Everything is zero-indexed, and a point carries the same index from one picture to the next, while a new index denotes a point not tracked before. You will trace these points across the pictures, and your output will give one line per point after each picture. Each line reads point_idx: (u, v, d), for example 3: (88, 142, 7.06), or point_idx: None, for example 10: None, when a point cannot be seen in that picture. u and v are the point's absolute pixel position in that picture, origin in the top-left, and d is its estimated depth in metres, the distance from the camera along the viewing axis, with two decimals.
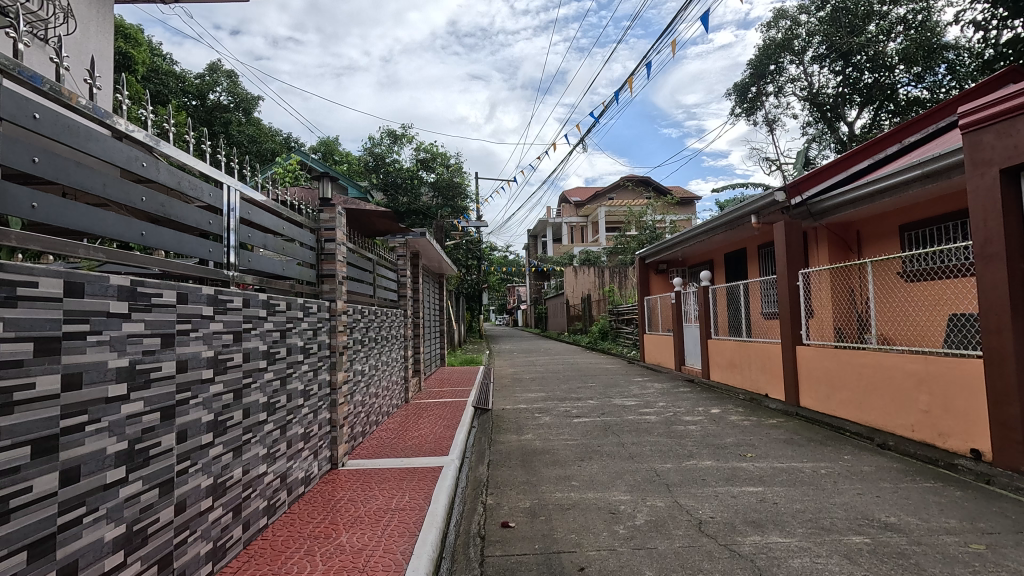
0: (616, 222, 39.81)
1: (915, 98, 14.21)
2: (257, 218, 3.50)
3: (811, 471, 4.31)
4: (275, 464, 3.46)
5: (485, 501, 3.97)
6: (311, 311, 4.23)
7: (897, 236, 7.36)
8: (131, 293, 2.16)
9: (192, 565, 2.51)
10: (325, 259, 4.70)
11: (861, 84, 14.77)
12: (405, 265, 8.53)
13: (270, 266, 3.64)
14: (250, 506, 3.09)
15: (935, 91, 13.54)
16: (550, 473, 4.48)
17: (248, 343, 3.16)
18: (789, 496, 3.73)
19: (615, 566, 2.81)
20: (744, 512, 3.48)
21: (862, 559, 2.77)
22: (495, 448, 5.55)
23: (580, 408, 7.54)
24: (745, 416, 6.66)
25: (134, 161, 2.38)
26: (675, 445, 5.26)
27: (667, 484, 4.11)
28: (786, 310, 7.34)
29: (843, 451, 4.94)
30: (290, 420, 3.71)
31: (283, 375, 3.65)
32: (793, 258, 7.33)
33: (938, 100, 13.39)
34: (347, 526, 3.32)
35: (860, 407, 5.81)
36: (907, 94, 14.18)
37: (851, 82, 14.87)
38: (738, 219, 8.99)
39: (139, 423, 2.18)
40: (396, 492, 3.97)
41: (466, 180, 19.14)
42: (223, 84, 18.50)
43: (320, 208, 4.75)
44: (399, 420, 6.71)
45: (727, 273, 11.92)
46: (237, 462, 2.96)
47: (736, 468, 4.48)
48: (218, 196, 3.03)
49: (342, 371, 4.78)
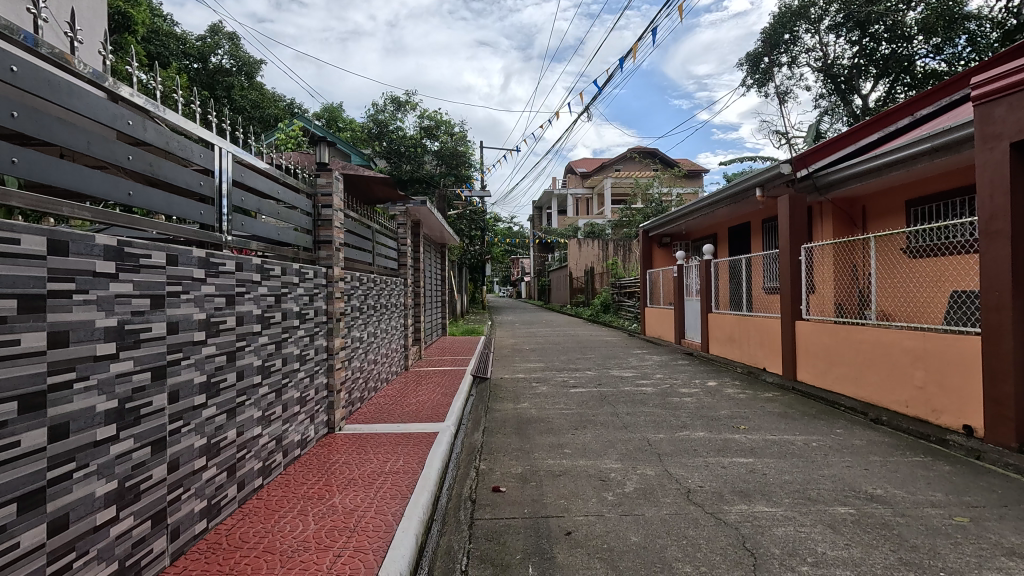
0: (622, 194, 39.51)
1: (933, 70, 13.96)
2: (250, 182, 3.47)
3: (803, 444, 4.33)
4: (271, 426, 3.52)
5: (478, 466, 4.02)
6: (308, 277, 4.23)
7: (901, 213, 7.22)
8: (118, 253, 2.15)
9: (186, 521, 2.57)
10: (322, 225, 4.66)
11: (878, 55, 14.43)
12: (406, 234, 8.48)
13: (266, 232, 3.64)
14: (245, 467, 3.15)
15: (953, 65, 13.28)
16: (544, 441, 4.53)
17: (241, 307, 3.17)
18: (778, 468, 3.77)
19: (601, 531, 2.84)
20: (732, 482, 3.52)
21: (846, 529, 2.81)
22: (491, 416, 5.61)
23: (578, 379, 7.62)
24: (740, 389, 6.69)
25: (121, 120, 2.33)
26: (669, 416, 5.30)
27: (659, 454, 4.15)
28: (787, 284, 7.30)
29: (835, 424, 4.94)
30: (285, 383, 3.75)
31: (278, 339, 3.67)
32: (796, 232, 7.29)
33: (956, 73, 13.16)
34: (340, 488, 3.38)
35: (856, 382, 5.82)
36: (925, 66, 13.94)
37: (867, 54, 14.51)
38: (743, 193, 8.89)
39: (129, 382, 2.20)
40: (390, 456, 4.04)
41: (470, 149, 18.92)
42: (224, 47, 18.32)
43: (317, 172, 4.71)
44: (398, 386, 6.81)
45: (730, 247, 11.83)
46: (231, 424, 3.00)
47: (728, 440, 4.50)
48: (210, 158, 2.98)
49: (339, 337, 4.81)
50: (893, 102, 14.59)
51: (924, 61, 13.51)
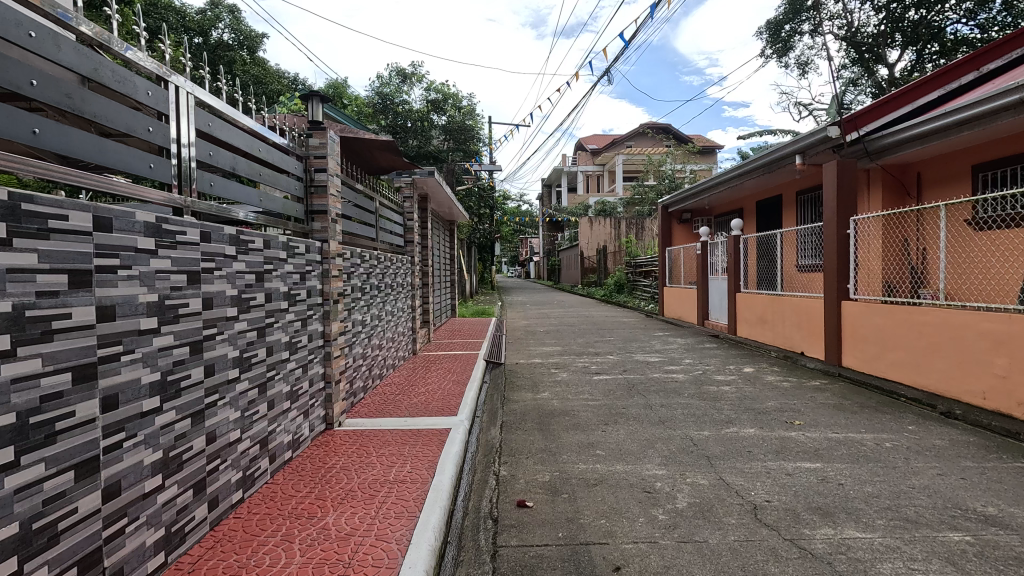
0: (633, 172, 38.52)
1: (964, 37, 13.14)
2: (221, 134, 2.85)
3: (875, 444, 3.71)
4: (252, 429, 2.96)
5: (497, 472, 3.44)
6: (297, 252, 3.61)
7: (966, 179, 6.46)
8: (8, 210, 1.56)
9: (135, 558, 2.03)
10: (316, 192, 4.05)
11: (906, 21, 13.57)
12: (412, 208, 7.83)
13: (244, 197, 3.01)
14: (219, 481, 2.60)
15: (987, 31, 12.41)
16: (571, 440, 3.95)
17: (210, 287, 2.56)
18: (856, 476, 3.17)
19: (658, 566, 2.27)
20: (807, 497, 2.91)
21: (971, 566, 2.21)
22: (508, 407, 5.03)
23: (599, 364, 7.02)
24: (781, 376, 6.06)
25: (18, 28, 1.71)
26: (711, 409, 4.68)
27: (708, 457, 3.55)
28: (832, 261, 6.61)
29: (902, 418, 4.31)
30: (270, 377, 3.17)
31: (261, 326, 3.08)
32: (843, 202, 6.57)
33: (991, 40, 12.36)
34: (336, 503, 2.82)
35: (918, 370, 5.17)
36: (956, 33, 13.11)
37: (894, 20, 13.60)
38: (781, 160, 8.13)
39: (36, 389, 1.63)
40: (396, 461, 3.45)
41: (478, 123, 18.19)
42: (225, 20, 17.62)
43: (308, 131, 4.06)
44: (405, 373, 6.24)
45: (759, 222, 11.05)
46: (197, 431, 2.44)
47: (783, 438, 3.90)
48: (159, 97, 2.35)
49: (336, 322, 4.22)
50: (921, 73, 13.76)
51: (955, 28, 12.70)
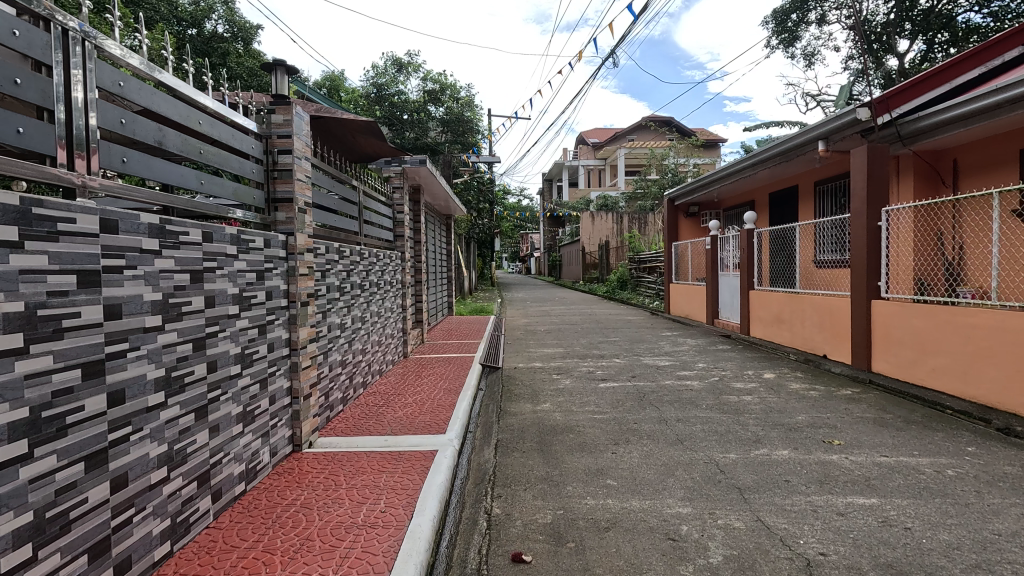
0: (636, 166, 37.87)
1: (976, 26, 12.56)
2: (142, 99, 2.28)
3: (934, 472, 3.15)
4: (186, 463, 2.40)
5: (489, 509, 2.87)
6: (252, 246, 3.04)
7: (1010, 164, 5.89)
8: None
9: None
10: (279, 177, 3.46)
11: (916, 10, 12.96)
12: (402, 200, 7.26)
13: (174, 179, 2.44)
14: (132, 536, 2.05)
15: (1000, 19, 11.82)
16: (577, 465, 3.39)
17: (116, 291, 1.99)
18: (925, 517, 2.60)
19: None
20: (871, 548, 2.34)
21: None
22: (505, 421, 4.48)
23: (606, 369, 6.45)
24: (807, 384, 5.48)
25: None
26: (735, 426, 4.11)
27: (739, 488, 3.00)
28: (862, 255, 6.03)
29: (958, 438, 3.74)
30: (212, 398, 2.61)
31: (198, 337, 2.51)
32: (873, 191, 6.00)
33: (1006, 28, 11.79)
34: (285, 559, 2.26)
35: (966, 378, 4.60)
36: (968, 22, 12.53)
37: (904, 8, 13.00)
38: (800, 148, 7.54)
39: None
40: (369, 495, 2.89)
41: (477, 114, 17.61)
42: (219, 11, 16.92)
43: (270, 106, 3.48)
44: (392, 380, 5.67)
45: (773, 215, 10.46)
46: (97, 477, 1.88)
47: (825, 464, 3.33)
48: (39, 45, 1.80)
49: (305, 328, 3.64)
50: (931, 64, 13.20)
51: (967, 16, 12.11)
